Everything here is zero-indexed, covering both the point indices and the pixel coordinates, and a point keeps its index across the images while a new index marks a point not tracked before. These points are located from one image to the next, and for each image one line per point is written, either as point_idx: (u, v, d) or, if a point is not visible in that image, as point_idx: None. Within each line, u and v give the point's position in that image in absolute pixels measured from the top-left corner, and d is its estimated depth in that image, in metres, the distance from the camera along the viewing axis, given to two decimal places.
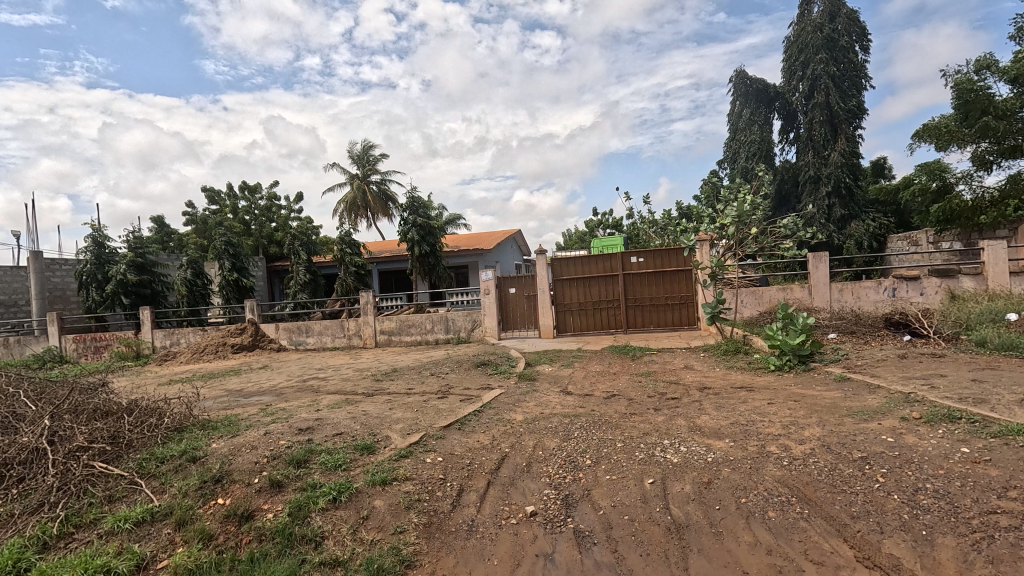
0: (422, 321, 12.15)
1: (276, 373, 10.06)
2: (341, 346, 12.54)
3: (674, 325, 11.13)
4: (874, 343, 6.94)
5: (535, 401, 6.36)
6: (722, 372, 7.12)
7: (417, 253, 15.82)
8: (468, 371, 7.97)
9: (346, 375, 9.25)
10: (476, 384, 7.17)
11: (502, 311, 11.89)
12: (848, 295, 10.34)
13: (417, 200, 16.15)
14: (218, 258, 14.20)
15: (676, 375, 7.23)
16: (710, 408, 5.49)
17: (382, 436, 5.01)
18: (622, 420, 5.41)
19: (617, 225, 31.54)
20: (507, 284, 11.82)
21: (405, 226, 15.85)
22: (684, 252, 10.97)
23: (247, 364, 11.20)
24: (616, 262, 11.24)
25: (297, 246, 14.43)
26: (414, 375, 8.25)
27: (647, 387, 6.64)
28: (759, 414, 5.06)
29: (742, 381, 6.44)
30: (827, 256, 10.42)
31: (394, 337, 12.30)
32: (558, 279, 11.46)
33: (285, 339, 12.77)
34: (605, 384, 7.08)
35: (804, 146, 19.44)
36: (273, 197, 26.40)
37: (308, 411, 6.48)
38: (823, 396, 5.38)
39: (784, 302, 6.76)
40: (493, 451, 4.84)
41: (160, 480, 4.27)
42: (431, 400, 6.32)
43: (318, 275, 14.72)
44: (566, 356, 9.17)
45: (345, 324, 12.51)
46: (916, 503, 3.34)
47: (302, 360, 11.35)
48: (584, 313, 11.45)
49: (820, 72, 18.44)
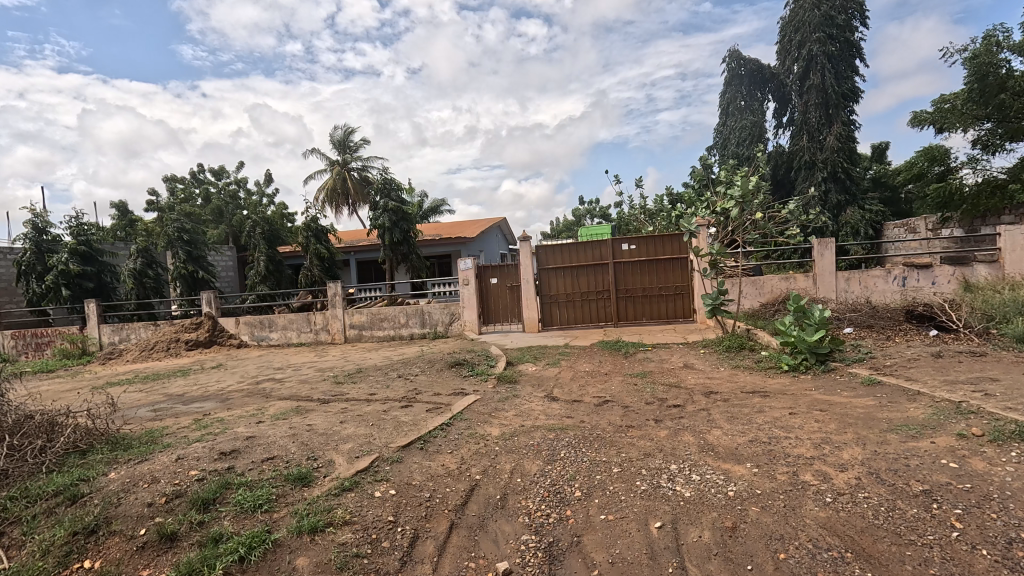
0: (395, 314, 11.15)
1: (228, 373, 9.01)
2: (307, 341, 11.53)
3: (669, 318, 10.32)
4: (898, 338, 6.17)
5: (516, 409, 5.45)
6: (728, 372, 6.27)
7: (390, 241, 14.72)
8: (441, 372, 7.03)
9: (305, 376, 8.26)
10: (448, 388, 6.23)
11: (483, 302, 10.97)
12: (856, 285, 9.61)
13: (390, 184, 15.05)
14: (171, 247, 12.84)
15: (677, 375, 6.38)
16: (721, 419, 4.62)
17: (324, 461, 4.07)
18: (618, 435, 4.53)
19: (603, 214, 30.77)
20: (488, 273, 10.86)
21: (377, 211, 14.74)
22: (680, 238, 10.10)
23: (200, 363, 10.12)
24: (606, 249, 10.34)
25: (259, 233, 13.04)
26: (380, 377, 7.29)
27: (645, 390, 5.77)
28: (783, 428, 4.22)
29: (753, 384, 5.64)
30: (834, 243, 9.66)
31: (365, 332, 11.31)
32: (543, 268, 10.55)
33: (246, 335, 11.70)
34: (597, 386, 6.22)
35: (799, 130, 18.68)
36: (244, 184, 25.02)
37: (247, 423, 5.50)
38: (855, 405, 4.54)
39: (799, 293, 5.93)
40: (460, 480, 3.92)
41: (22, 529, 3.27)
42: (392, 410, 5.38)
43: (282, 265, 13.41)
44: (552, 353, 8.28)
45: (312, 318, 11.50)
46: (1017, 562, 2.47)
47: (262, 358, 10.30)
48: (571, 305, 10.55)
49: (816, 51, 17.55)
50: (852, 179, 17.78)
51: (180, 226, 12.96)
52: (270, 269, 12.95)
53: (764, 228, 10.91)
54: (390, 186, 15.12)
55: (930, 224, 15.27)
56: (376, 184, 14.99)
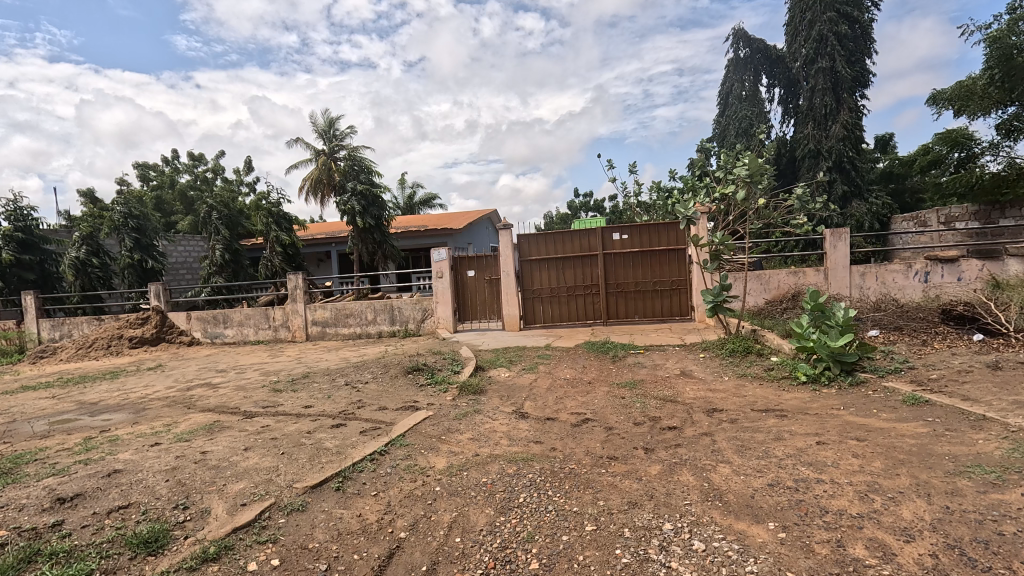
0: (362, 310, 10.08)
1: (162, 376, 7.90)
2: (265, 339, 10.45)
3: (664, 316, 9.29)
4: (936, 344, 5.17)
5: (474, 430, 4.40)
6: (733, 384, 5.25)
7: (360, 228, 13.59)
8: (394, 378, 5.96)
9: (246, 380, 7.16)
10: (398, 401, 5.18)
11: (458, 297, 9.92)
12: (872, 280, 8.62)
13: (361, 166, 13.90)
14: (116, 234, 11.62)
15: (672, 387, 5.34)
16: (728, 451, 3.60)
17: (198, 512, 2.99)
18: (596, 472, 3.49)
19: (598, 207, 29.73)
20: (464, 265, 9.80)
21: (344, 195, 13.54)
22: (677, 226, 9.08)
23: (138, 363, 9.04)
24: (596, 239, 9.30)
25: (215, 218, 11.76)
26: (325, 385, 6.22)
27: (634, 407, 4.73)
28: (813, 467, 3.20)
29: (765, 400, 4.64)
30: (849, 233, 8.67)
31: (329, 329, 10.23)
32: (524, 259, 9.48)
33: (198, 331, 10.62)
34: (578, 400, 5.17)
35: (804, 116, 17.64)
36: (221, 172, 23.97)
37: (139, 445, 4.41)
38: (901, 435, 3.51)
39: (819, 291, 4.87)
40: (377, 540, 2.85)
41: None
42: (317, 432, 4.32)
43: (242, 254, 12.21)
44: (530, 356, 7.22)
45: (271, 314, 10.40)
46: None
47: (209, 358, 9.22)
48: (556, 301, 9.51)
49: (826, 32, 16.78)
50: (858, 169, 16.79)
51: (127, 210, 11.73)
52: (227, 258, 11.63)
53: (770, 217, 9.89)
54: (362, 169, 13.99)
55: (943, 216, 14.05)
56: (344, 166, 13.83)
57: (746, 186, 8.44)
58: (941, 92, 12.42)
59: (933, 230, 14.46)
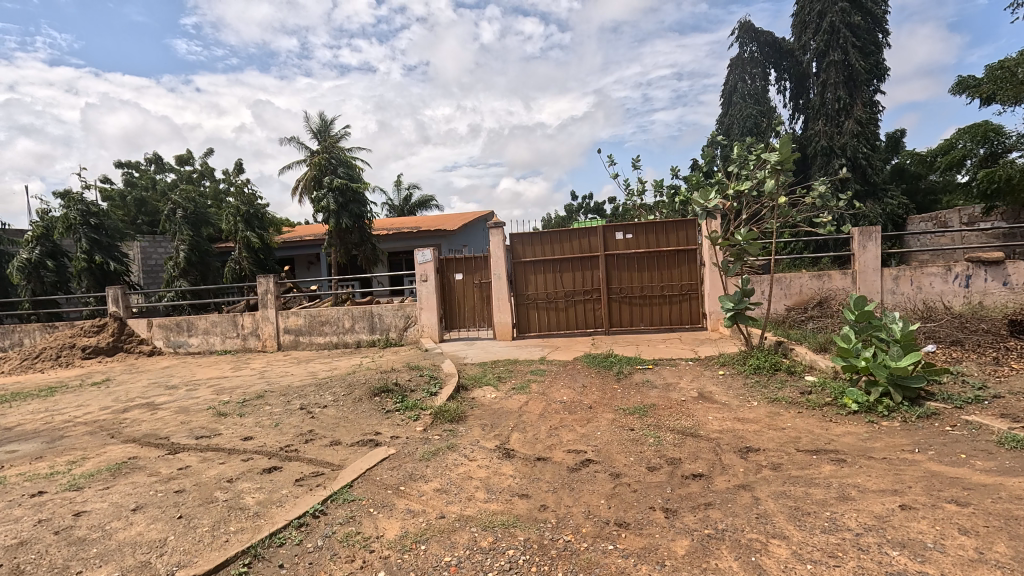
0: (339, 317, 9.14)
1: (103, 393, 6.94)
2: (232, 349, 9.50)
3: (673, 325, 8.35)
4: (1013, 363, 4.26)
5: (444, 477, 3.43)
6: (766, 412, 4.30)
7: (341, 227, 12.65)
8: (357, 401, 5.00)
9: (193, 399, 6.20)
10: (356, 433, 4.24)
11: (445, 302, 8.97)
12: (905, 285, 7.71)
13: (343, 161, 12.97)
14: (72, 233, 10.62)
15: (689, 414, 4.40)
16: (781, 517, 2.64)
17: None
18: (602, 550, 2.52)
19: (598, 209, 28.77)
20: (452, 267, 8.87)
21: (321, 191, 12.54)
22: (689, 225, 8.18)
23: (85, 377, 8.08)
24: (598, 239, 8.38)
25: (179, 217, 10.75)
26: (277, 408, 5.25)
27: (647, 444, 3.78)
28: (913, 553, 2.24)
29: (812, 436, 3.70)
30: (879, 232, 7.76)
31: (302, 338, 9.28)
32: (518, 261, 8.56)
33: (159, 340, 9.66)
34: (577, 431, 4.22)
35: (815, 112, 16.71)
36: (209, 172, 23.06)
37: (16, 495, 3.46)
38: (1018, 498, 2.56)
39: (864, 297, 4.62)
40: None
41: None
42: (240, 479, 3.35)
43: (211, 255, 11.23)
44: (521, 372, 6.28)
45: (239, 321, 9.46)
46: None
47: (164, 372, 8.26)
48: (553, 307, 8.57)
49: (837, 24, 15.97)
50: (873, 167, 15.90)
51: (84, 208, 10.75)
52: (193, 261, 10.65)
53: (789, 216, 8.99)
54: (341, 162, 12.95)
55: (966, 216, 13.48)
56: (320, 158, 12.68)
57: (772, 177, 7.35)
58: (970, 80, 11.48)
59: (954, 232, 13.60)
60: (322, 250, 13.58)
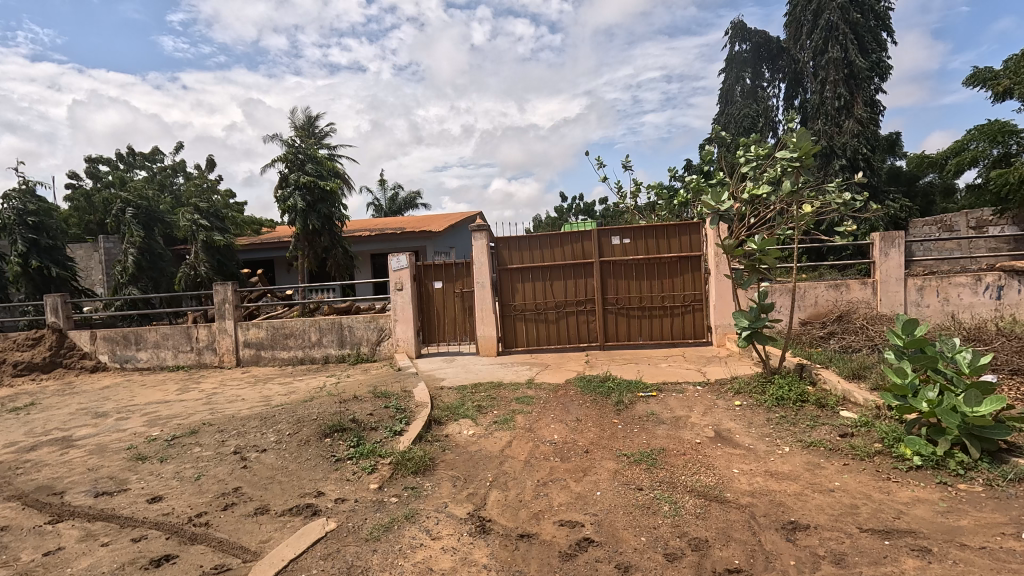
0: (304, 329, 8.22)
1: (18, 423, 5.95)
2: (186, 365, 8.52)
3: (675, 339, 7.55)
4: None
5: (394, 572, 2.55)
6: (805, 464, 3.47)
7: (308, 228, 11.66)
8: (303, 444, 4.08)
9: (118, 433, 5.25)
10: (292, 495, 3.33)
11: (422, 314, 8.08)
12: (931, 296, 7.00)
13: (312, 156, 11.96)
14: (8, 234, 9.55)
15: (709, 466, 3.56)
16: None
17: None
18: None
19: (589, 210, 28.03)
20: (430, 275, 7.99)
21: (287, 189, 11.62)
22: (692, 229, 7.40)
23: (9, 400, 7.07)
24: (592, 244, 7.56)
25: (129, 216, 9.79)
26: (207, 449, 4.33)
27: (662, 516, 2.93)
28: None
29: (875, 506, 2.87)
30: (903, 238, 7.03)
31: (264, 353, 8.34)
32: (502, 267, 7.71)
33: (105, 355, 8.66)
34: (572, 490, 3.37)
35: (813, 111, 16.04)
36: (181, 169, 21.93)
37: None
38: None
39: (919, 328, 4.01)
40: None
41: None
42: None
43: (166, 258, 10.21)
44: (505, 400, 5.42)
45: (193, 333, 8.50)
46: None
47: (102, 393, 7.28)
48: (541, 320, 7.73)
49: (835, 21, 15.33)
50: (876, 168, 15.24)
51: (21, 206, 9.66)
52: (145, 265, 9.65)
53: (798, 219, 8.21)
54: (309, 157, 11.92)
55: (973, 219, 12.93)
56: (285, 152, 11.64)
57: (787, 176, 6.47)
58: (988, 68, 10.87)
59: (962, 237, 13.03)
60: (287, 254, 12.57)
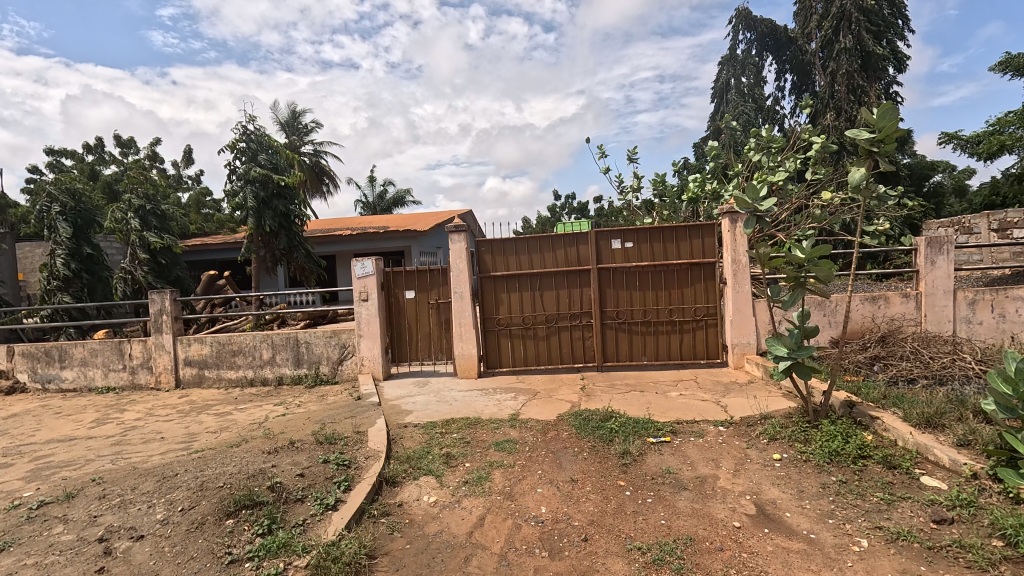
0: (256, 345, 7.07)
1: None
2: (117, 386, 7.34)
3: (686, 359, 6.49)
4: None
5: None
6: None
7: (266, 226, 10.46)
8: (191, 530, 2.94)
9: None
10: None
11: (392, 328, 6.95)
12: (983, 312, 6.00)
13: (262, 145, 10.80)
14: None
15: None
16: None
17: None
18: None
19: (583, 210, 26.95)
20: (401, 282, 6.86)
21: (237, 183, 10.46)
22: (706, 231, 6.35)
23: None
24: (588, 247, 6.47)
25: (55, 213, 8.56)
26: (68, 530, 3.18)
27: None
28: None
29: None
30: (953, 243, 6.01)
31: (208, 373, 7.19)
32: (483, 275, 6.59)
33: (24, 373, 7.46)
34: None
35: (823, 104, 15.04)
36: (152, 162, 20.59)
37: None
38: None
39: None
40: None
41: None
42: None
43: (101, 261, 8.99)
44: (482, 446, 4.31)
45: (126, 349, 7.31)
46: None
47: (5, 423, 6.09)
48: (530, 335, 6.63)
49: (848, 7, 14.36)
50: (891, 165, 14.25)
51: None
52: (75, 269, 8.44)
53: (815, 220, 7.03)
54: (262, 146, 10.78)
55: (996, 221, 11.93)
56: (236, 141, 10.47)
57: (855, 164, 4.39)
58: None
59: (983, 239, 12.09)
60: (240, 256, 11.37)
